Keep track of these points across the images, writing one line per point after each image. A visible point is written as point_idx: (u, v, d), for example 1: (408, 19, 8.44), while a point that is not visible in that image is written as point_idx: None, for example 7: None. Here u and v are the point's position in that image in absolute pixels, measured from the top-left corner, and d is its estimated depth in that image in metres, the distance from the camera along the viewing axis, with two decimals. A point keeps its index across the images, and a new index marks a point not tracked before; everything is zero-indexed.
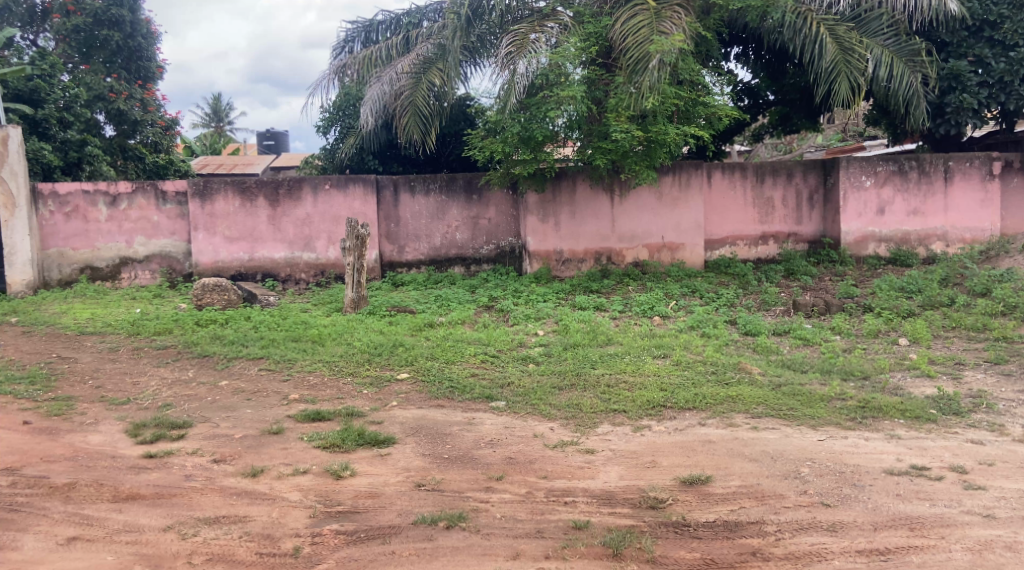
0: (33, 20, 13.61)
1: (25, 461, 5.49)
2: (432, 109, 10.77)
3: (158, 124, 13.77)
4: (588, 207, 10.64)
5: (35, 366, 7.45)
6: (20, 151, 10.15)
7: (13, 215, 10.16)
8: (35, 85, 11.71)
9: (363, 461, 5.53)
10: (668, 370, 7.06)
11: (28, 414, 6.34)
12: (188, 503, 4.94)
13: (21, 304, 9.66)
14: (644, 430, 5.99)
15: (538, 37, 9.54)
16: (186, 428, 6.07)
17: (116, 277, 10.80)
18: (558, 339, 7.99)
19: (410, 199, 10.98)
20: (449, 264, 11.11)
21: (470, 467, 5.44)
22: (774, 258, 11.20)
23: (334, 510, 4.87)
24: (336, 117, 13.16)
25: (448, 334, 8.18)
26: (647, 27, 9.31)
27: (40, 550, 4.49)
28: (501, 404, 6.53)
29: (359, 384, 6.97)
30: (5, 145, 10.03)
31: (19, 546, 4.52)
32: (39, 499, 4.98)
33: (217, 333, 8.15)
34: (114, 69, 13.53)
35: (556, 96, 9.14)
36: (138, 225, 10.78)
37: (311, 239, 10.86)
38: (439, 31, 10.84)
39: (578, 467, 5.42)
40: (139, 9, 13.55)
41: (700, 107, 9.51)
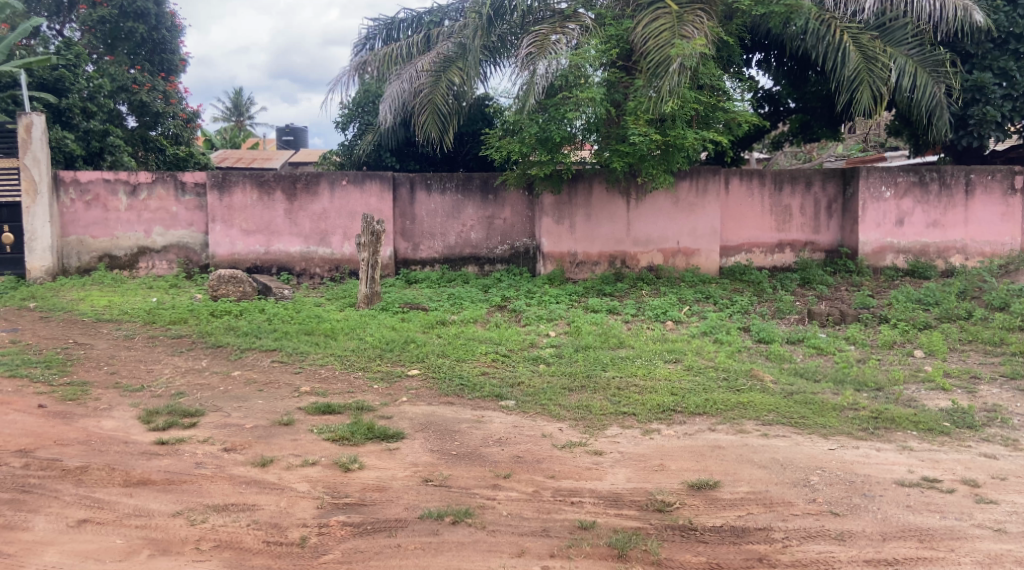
0: (60, 11, 13.88)
1: (40, 443, 5.55)
2: (451, 108, 10.81)
3: (180, 116, 13.93)
4: (604, 209, 10.64)
5: (51, 351, 7.54)
6: (44, 139, 10.26)
7: (35, 202, 10.26)
8: (59, 75, 11.80)
9: (371, 455, 5.56)
10: (679, 375, 7.06)
11: (43, 398, 6.40)
12: (198, 490, 4.98)
13: (40, 290, 9.75)
14: (653, 434, 5.99)
15: (559, 38, 9.55)
16: (198, 416, 6.12)
17: (133, 266, 10.89)
18: (570, 341, 8.01)
19: (426, 197, 11.02)
20: (463, 263, 11.13)
21: (477, 464, 5.46)
22: (790, 266, 11.14)
23: (342, 501, 4.90)
24: (355, 113, 13.25)
25: (461, 332, 8.21)
26: (668, 31, 9.31)
27: (51, 532, 4.55)
28: (510, 403, 6.55)
29: (371, 378, 7.01)
30: (29, 132, 10.15)
31: (30, 527, 4.57)
32: (52, 481, 5.03)
33: (231, 324, 8.21)
34: (138, 62, 13.70)
35: (575, 98, 9.17)
36: (156, 214, 10.85)
37: (327, 234, 10.91)
38: (459, 30, 10.89)
39: (586, 468, 5.43)
40: (164, 2, 13.74)
41: (719, 113, 9.45)
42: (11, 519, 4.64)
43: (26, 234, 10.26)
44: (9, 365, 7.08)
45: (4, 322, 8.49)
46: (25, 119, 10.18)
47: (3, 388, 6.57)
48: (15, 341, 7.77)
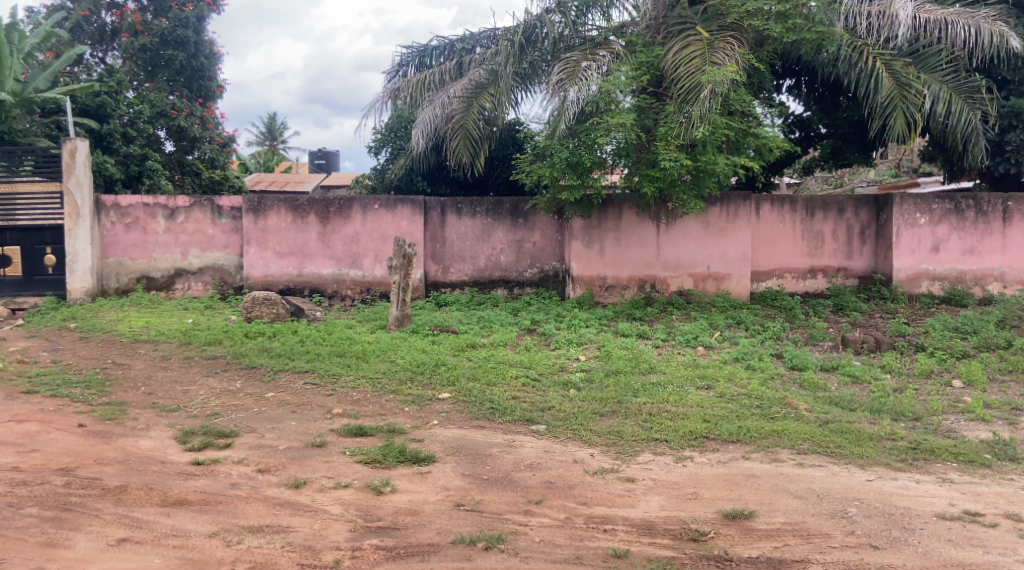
0: (103, 39, 14.38)
1: (80, 462, 5.63)
2: (482, 133, 10.93)
3: (215, 141, 14.16)
4: (634, 234, 10.63)
5: (90, 371, 7.65)
6: (87, 163, 10.45)
7: (76, 224, 10.44)
8: (101, 101, 12.07)
9: (403, 478, 5.57)
10: (711, 402, 6.99)
11: (83, 418, 6.50)
12: (234, 511, 5.03)
13: (80, 311, 9.93)
14: (686, 461, 5.95)
15: (589, 65, 9.66)
16: (233, 437, 6.18)
17: (170, 287, 11.04)
18: (601, 365, 7.98)
19: (457, 221, 11.10)
20: (493, 286, 11.17)
21: (509, 489, 5.46)
22: (823, 292, 11.05)
23: (375, 524, 4.92)
24: (387, 138, 13.49)
25: (491, 355, 8.23)
26: (699, 58, 9.34)
27: (92, 550, 4.61)
28: (541, 428, 6.54)
29: (401, 401, 7.03)
30: (73, 156, 10.33)
31: (72, 545, 4.64)
32: (92, 500, 5.10)
33: (266, 346, 8.29)
34: (177, 88, 14.05)
35: (605, 123, 9.22)
36: (193, 237, 11.02)
37: (359, 257, 11.02)
38: (491, 57, 11.03)
39: (619, 495, 5.40)
40: (203, 31, 14.21)
41: (750, 139, 9.43)
42: (52, 537, 4.70)
43: (67, 256, 10.42)
44: (50, 385, 7.20)
45: (46, 342, 8.65)
46: (69, 143, 10.36)
47: (44, 407, 6.69)
48: (56, 361, 7.90)
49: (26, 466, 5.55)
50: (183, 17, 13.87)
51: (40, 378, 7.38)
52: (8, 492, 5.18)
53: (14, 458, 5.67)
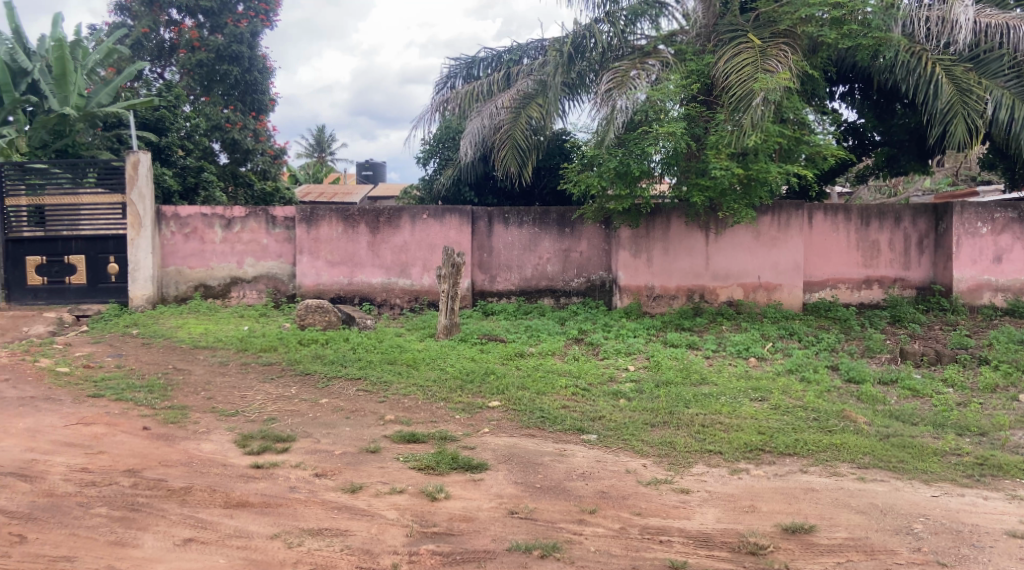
0: (162, 55, 14.82)
1: (146, 464, 5.77)
2: (530, 143, 10.98)
3: (268, 153, 14.52)
4: (682, 243, 10.56)
5: (153, 376, 7.84)
6: (149, 175, 10.67)
7: (139, 234, 10.66)
8: (160, 115, 12.46)
9: (457, 485, 5.60)
10: (766, 414, 6.90)
11: (147, 421, 6.66)
12: (294, 514, 5.10)
13: (142, 318, 10.17)
14: (742, 473, 5.88)
15: (638, 74, 9.68)
16: (290, 441, 6.27)
17: (226, 295, 11.26)
18: (650, 375, 7.93)
19: (504, 231, 11.15)
20: (539, 295, 11.18)
21: (562, 498, 5.45)
22: (878, 303, 10.84)
23: (431, 530, 4.96)
24: (435, 148, 13.64)
25: (539, 364, 8.24)
26: (751, 65, 9.28)
27: (159, 549, 4.71)
28: (592, 437, 6.52)
29: (452, 408, 7.08)
30: (135, 169, 10.54)
31: (140, 544, 4.75)
32: (158, 501, 5.22)
33: (319, 353, 8.41)
34: (231, 102, 14.49)
35: (653, 131, 9.18)
36: (249, 247, 11.23)
37: (407, 266, 11.12)
38: (539, 67, 11.09)
39: (673, 506, 5.36)
40: (257, 46, 14.53)
41: (803, 147, 9.30)
42: (121, 536, 4.82)
43: (130, 264, 10.65)
44: (115, 389, 7.39)
45: (110, 347, 8.89)
46: (131, 155, 10.56)
47: (110, 410, 6.87)
48: (120, 366, 8.12)
49: (94, 467, 5.70)
50: (238, 33, 14.20)
51: (105, 382, 7.59)
52: (78, 492, 5.33)
53: (83, 459, 5.82)
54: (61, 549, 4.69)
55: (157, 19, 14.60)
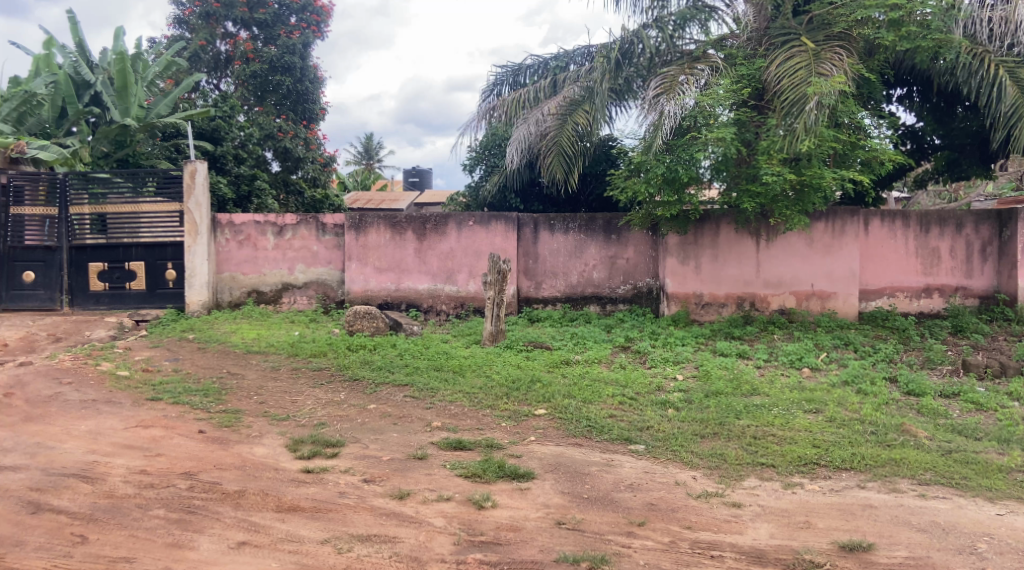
0: (218, 66, 15.20)
1: (201, 466, 5.80)
2: (576, 150, 10.91)
3: (319, 161, 14.61)
4: (732, 250, 10.35)
5: (208, 380, 7.91)
6: (206, 183, 10.71)
7: (195, 241, 10.69)
8: (216, 125, 12.76)
9: (503, 494, 5.52)
10: (821, 427, 6.69)
11: (202, 424, 6.72)
12: (343, 519, 5.07)
13: (198, 322, 10.29)
14: (796, 488, 5.70)
15: (687, 79, 9.52)
16: (340, 447, 6.26)
17: (278, 301, 11.34)
18: (699, 386, 7.75)
19: (549, 237, 11.06)
20: (585, 302, 11.06)
21: (610, 509, 5.33)
22: (939, 312, 10.49)
23: (478, 539, 4.89)
24: (482, 155, 13.63)
25: (585, 372, 8.13)
26: (805, 69, 9.07)
27: (214, 552, 4.71)
28: (640, 448, 6.38)
29: (498, 416, 7.00)
30: (193, 178, 10.59)
31: (196, 546, 4.75)
32: (213, 504, 5.23)
33: (367, 358, 8.42)
34: (283, 111, 14.61)
35: (702, 137, 9.03)
36: (300, 253, 11.30)
37: (453, 273, 11.10)
38: (586, 74, 10.98)
39: (724, 520, 5.21)
40: (308, 57, 14.85)
41: (858, 151, 9.03)
42: (177, 538, 4.83)
43: (186, 270, 10.67)
44: (172, 392, 7.47)
45: (167, 351, 9.00)
46: (189, 164, 10.63)
47: (167, 413, 6.94)
48: (177, 370, 8.21)
49: (152, 469, 5.74)
50: (291, 44, 14.58)
51: (163, 386, 7.67)
52: (137, 494, 5.36)
53: (142, 461, 5.87)
54: (120, 550, 4.72)
55: (214, 31, 15.01)
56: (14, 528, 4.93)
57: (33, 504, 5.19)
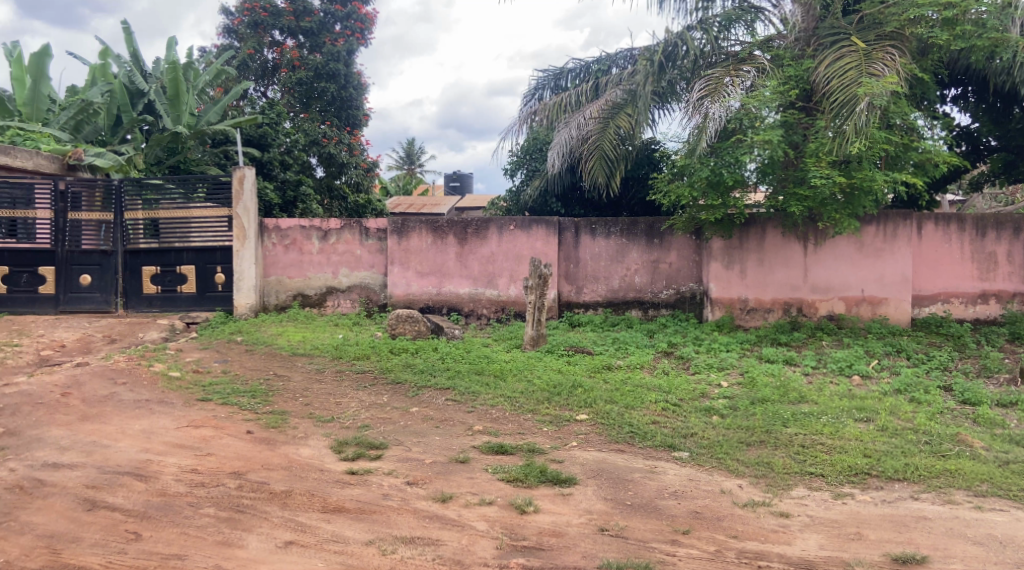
0: (264, 74, 15.27)
1: (249, 466, 5.83)
2: (619, 154, 10.82)
3: (361, 166, 14.70)
4: (779, 254, 10.17)
5: (255, 382, 7.97)
6: (254, 189, 10.80)
7: (244, 246, 10.80)
8: (263, 131, 12.93)
9: (546, 499, 5.45)
10: (872, 436, 6.51)
11: (250, 424, 6.77)
12: (387, 521, 5.06)
13: (246, 325, 10.40)
14: (846, 498, 5.55)
15: (733, 80, 9.37)
16: (383, 449, 6.26)
17: (322, 305, 11.41)
18: (745, 392, 7.60)
19: (591, 241, 10.97)
20: (627, 307, 10.95)
21: (654, 517, 5.24)
22: (996, 319, 10.20)
23: (521, 543, 4.84)
24: (523, 160, 13.61)
25: (627, 378, 8.02)
26: (855, 69, 8.88)
27: (263, 551, 4.74)
28: (684, 455, 6.28)
29: (539, 421, 6.94)
30: (241, 184, 10.68)
31: (245, 545, 4.78)
32: (261, 503, 5.25)
33: (409, 361, 8.42)
34: (327, 117, 14.76)
35: (747, 139, 8.89)
36: (343, 258, 11.37)
37: (494, 277, 11.07)
38: (629, 77, 10.92)
39: (772, 530, 5.09)
40: (352, 64, 15.07)
41: (911, 153, 8.82)
42: (226, 536, 4.86)
43: (235, 274, 10.77)
44: (221, 393, 7.55)
45: (216, 353, 9.10)
46: (237, 170, 10.70)
47: (216, 414, 7.01)
48: (225, 372, 8.30)
49: (203, 468, 5.78)
50: (336, 52, 14.82)
51: (212, 387, 7.75)
52: (188, 492, 5.41)
53: (192, 460, 5.92)
54: (171, 547, 4.76)
55: (262, 40, 15.12)
56: (70, 524, 5.00)
57: (88, 501, 5.26)
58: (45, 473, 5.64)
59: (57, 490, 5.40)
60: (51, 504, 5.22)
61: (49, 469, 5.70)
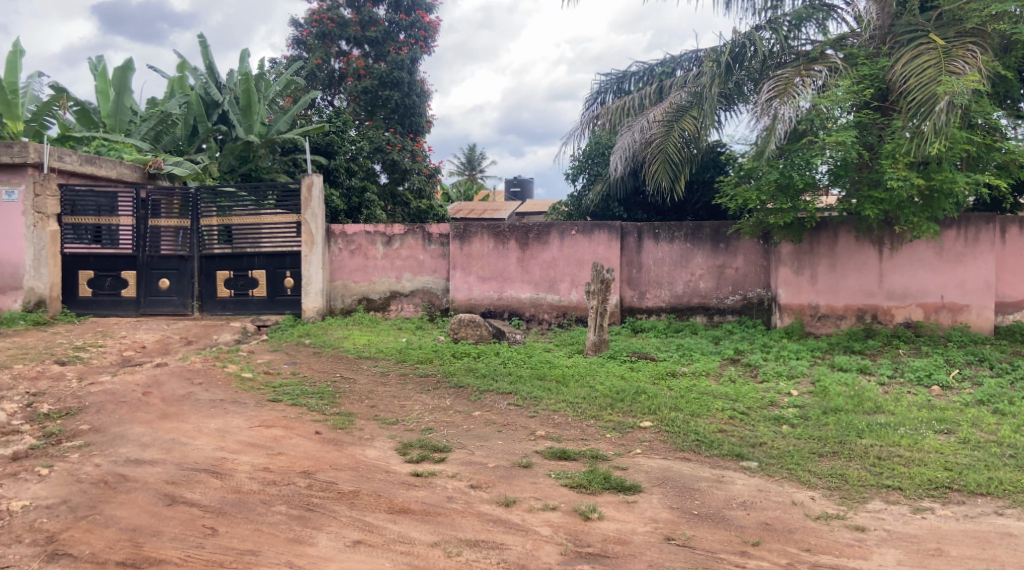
0: (331, 84, 15.49)
1: (318, 466, 5.87)
2: (684, 157, 10.61)
3: (423, 173, 14.83)
4: (852, 259, 9.86)
5: (323, 384, 8.05)
6: (322, 196, 10.94)
7: (312, 251, 10.91)
8: (330, 140, 13.11)
9: (610, 506, 5.35)
10: (953, 449, 6.23)
11: (318, 425, 6.82)
12: (452, 523, 5.03)
13: (314, 328, 10.52)
14: (925, 513, 5.31)
15: (803, 80, 9.16)
16: (447, 452, 6.23)
17: (386, 309, 11.49)
18: (816, 402, 7.37)
19: (654, 246, 10.82)
20: (691, 312, 10.74)
21: (723, 527, 5.09)
22: None
23: (585, 550, 4.76)
24: (585, 165, 13.53)
25: (692, 385, 7.84)
26: (935, 67, 8.56)
27: (332, 549, 4.75)
28: (753, 464, 6.10)
29: (602, 427, 6.83)
30: (310, 191, 10.84)
31: (315, 543, 4.80)
32: (330, 502, 5.27)
33: (472, 365, 8.41)
34: (391, 125, 15.14)
35: (820, 140, 8.63)
36: (407, 262, 11.43)
37: (555, 282, 10.99)
38: (694, 79, 10.74)
39: (847, 544, 4.90)
40: (415, 72, 15.19)
41: (994, 153, 8.48)
42: (298, 534, 4.89)
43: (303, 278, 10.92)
44: (291, 394, 7.64)
45: (285, 356, 9.23)
46: (306, 178, 10.88)
47: (286, 414, 7.09)
48: (295, 373, 8.41)
49: (275, 466, 5.84)
50: (399, 60, 14.95)
51: (282, 388, 7.85)
52: (261, 489, 5.46)
53: (264, 459, 5.99)
54: (246, 543, 4.81)
55: (329, 50, 15.37)
56: (151, 518, 5.09)
57: (168, 496, 5.35)
58: (128, 468, 5.76)
59: (139, 485, 5.51)
60: (133, 498, 5.32)
61: (131, 465, 5.82)
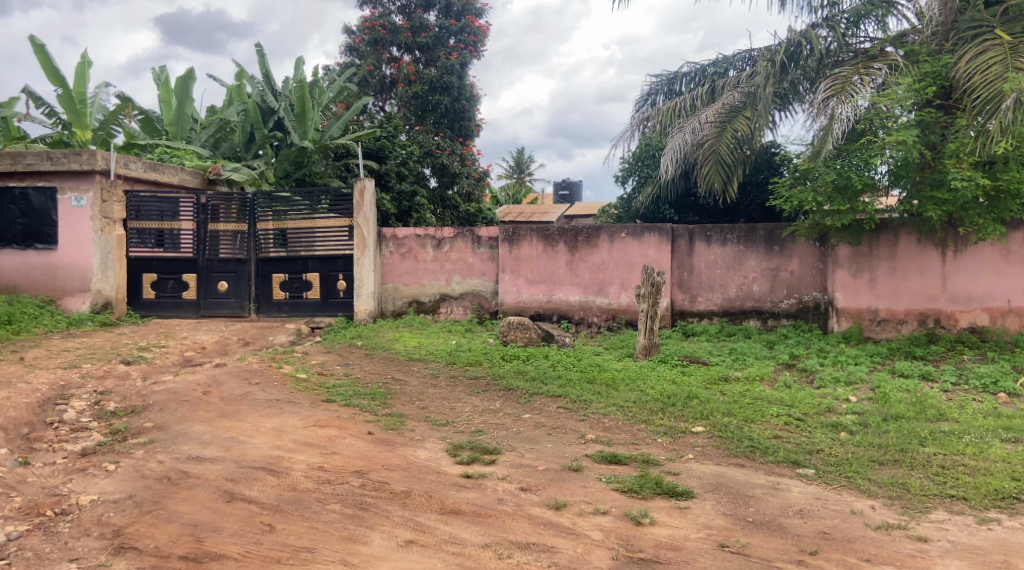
0: (383, 89, 15.76)
1: (371, 466, 5.89)
2: (736, 158, 10.47)
3: (473, 176, 14.77)
4: (913, 262, 9.59)
5: (375, 385, 8.09)
6: (373, 200, 10.97)
7: (364, 254, 10.99)
8: (381, 144, 13.23)
9: (662, 511, 5.26)
10: (1021, 458, 6.01)
11: (371, 426, 6.85)
12: (504, 525, 5.00)
13: (366, 330, 10.60)
14: (992, 524, 5.12)
15: (862, 79, 9.04)
16: (497, 454, 6.20)
17: (436, 311, 11.52)
18: (875, 408, 7.16)
19: (706, 248, 10.66)
20: (744, 316, 10.55)
21: (779, 535, 4.97)
22: None
23: (637, 555, 4.69)
24: (636, 167, 13.43)
25: (745, 391, 7.69)
26: (1000, 63, 8.31)
27: (385, 548, 4.76)
28: (809, 472, 5.95)
29: (654, 432, 6.74)
30: (362, 195, 10.87)
31: (368, 542, 4.81)
32: (382, 502, 5.29)
33: (522, 368, 8.38)
34: (441, 129, 15.15)
35: (879, 140, 8.39)
36: (456, 265, 11.46)
37: (605, 285, 10.91)
38: (747, 79, 10.54)
39: (909, 555, 4.75)
40: (465, 76, 15.23)
41: None
42: (352, 533, 4.91)
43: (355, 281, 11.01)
44: (344, 395, 7.69)
45: (338, 357, 9.31)
46: (359, 183, 10.92)
47: (339, 414, 7.15)
48: (348, 374, 8.47)
49: (329, 466, 5.88)
50: (450, 65, 15.01)
51: (336, 389, 7.92)
52: (316, 488, 5.50)
53: (319, 458, 6.03)
54: (302, 540, 4.85)
55: (381, 57, 15.55)
56: (212, 514, 5.16)
57: (227, 493, 5.42)
58: (189, 466, 5.85)
59: (200, 482, 5.59)
60: (194, 495, 5.40)
61: (191, 462, 5.92)
